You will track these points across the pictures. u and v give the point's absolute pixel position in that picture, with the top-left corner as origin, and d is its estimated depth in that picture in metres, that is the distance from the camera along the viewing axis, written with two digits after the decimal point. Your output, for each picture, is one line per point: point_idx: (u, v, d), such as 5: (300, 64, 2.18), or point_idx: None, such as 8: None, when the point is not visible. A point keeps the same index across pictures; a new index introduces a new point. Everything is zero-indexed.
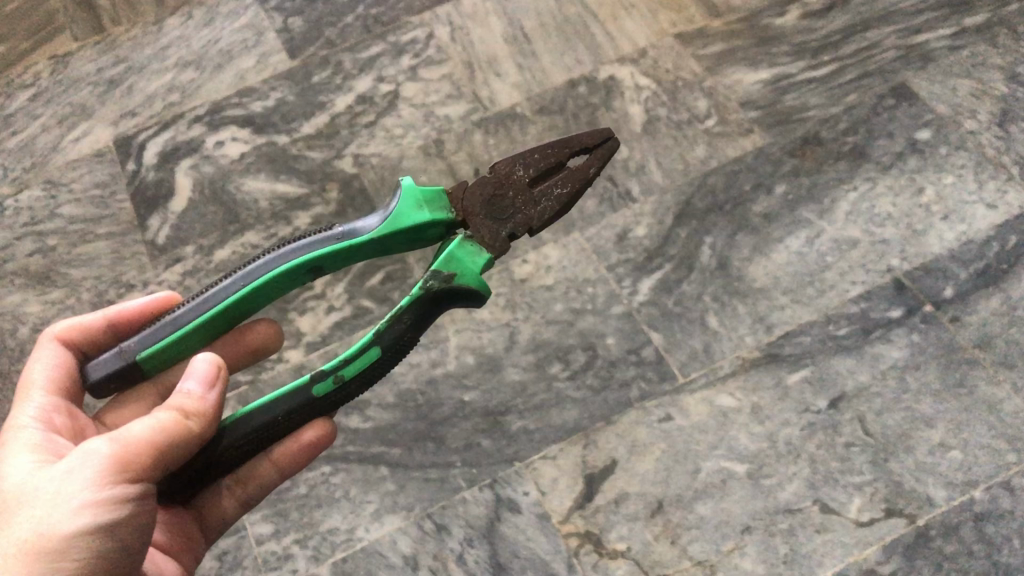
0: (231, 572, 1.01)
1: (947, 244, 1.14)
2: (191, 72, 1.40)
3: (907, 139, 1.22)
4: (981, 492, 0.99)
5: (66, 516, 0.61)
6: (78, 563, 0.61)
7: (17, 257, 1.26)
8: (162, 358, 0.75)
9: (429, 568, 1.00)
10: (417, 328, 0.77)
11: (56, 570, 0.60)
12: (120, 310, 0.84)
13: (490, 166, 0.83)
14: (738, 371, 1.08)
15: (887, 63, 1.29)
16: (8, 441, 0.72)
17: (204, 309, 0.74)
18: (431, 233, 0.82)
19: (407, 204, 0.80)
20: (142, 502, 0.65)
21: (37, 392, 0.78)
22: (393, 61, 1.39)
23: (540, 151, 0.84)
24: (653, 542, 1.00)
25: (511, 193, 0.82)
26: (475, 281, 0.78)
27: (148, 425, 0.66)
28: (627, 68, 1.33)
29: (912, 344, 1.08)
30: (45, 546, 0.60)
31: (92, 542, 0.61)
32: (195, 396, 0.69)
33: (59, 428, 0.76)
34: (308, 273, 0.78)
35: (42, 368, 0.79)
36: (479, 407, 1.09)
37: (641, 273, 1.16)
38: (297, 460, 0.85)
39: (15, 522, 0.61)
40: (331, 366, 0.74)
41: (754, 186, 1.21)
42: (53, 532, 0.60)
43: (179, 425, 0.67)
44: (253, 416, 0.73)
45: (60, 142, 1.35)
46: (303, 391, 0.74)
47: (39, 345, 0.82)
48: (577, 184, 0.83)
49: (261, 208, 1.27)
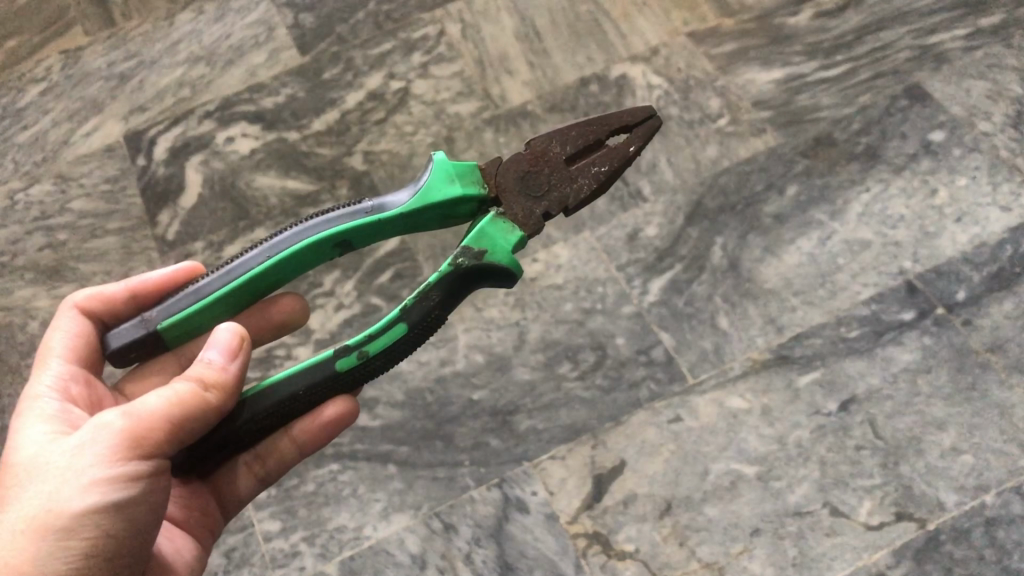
0: (238, 569, 1.01)
1: (960, 247, 1.13)
2: (202, 67, 1.40)
3: (920, 141, 1.22)
4: (993, 497, 0.98)
5: (74, 493, 0.61)
6: (87, 541, 0.61)
7: (28, 252, 1.27)
8: (185, 327, 0.75)
9: (437, 567, 1.00)
10: (445, 306, 0.76)
11: (64, 548, 0.60)
12: (141, 281, 0.83)
13: (527, 143, 0.82)
14: (748, 372, 1.08)
15: (901, 63, 1.28)
16: (26, 409, 0.72)
17: (229, 279, 0.74)
18: (463, 210, 0.81)
19: (438, 178, 0.79)
20: (156, 477, 0.64)
21: (55, 359, 0.78)
22: (404, 57, 1.38)
23: (580, 128, 0.83)
24: (661, 543, 0.99)
25: (546, 169, 0.81)
26: (505, 258, 0.77)
27: (164, 398, 0.64)
28: (639, 66, 1.32)
29: (924, 346, 1.07)
30: (53, 524, 0.60)
31: (101, 520, 0.61)
32: (217, 366, 0.68)
33: (74, 397, 0.76)
34: (336, 247, 0.77)
35: (61, 337, 0.79)
36: (488, 406, 1.08)
37: (651, 273, 1.15)
38: (317, 438, 0.83)
39: (25, 497, 0.61)
40: (357, 341, 0.74)
41: (766, 186, 1.21)
42: (61, 509, 0.60)
43: (197, 398, 0.65)
44: (275, 390, 0.73)
45: (71, 137, 1.36)
46: (326, 366, 0.73)
47: (60, 313, 0.81)
48: (616, 162, 0.81)
49: (271, 204, 1.27)
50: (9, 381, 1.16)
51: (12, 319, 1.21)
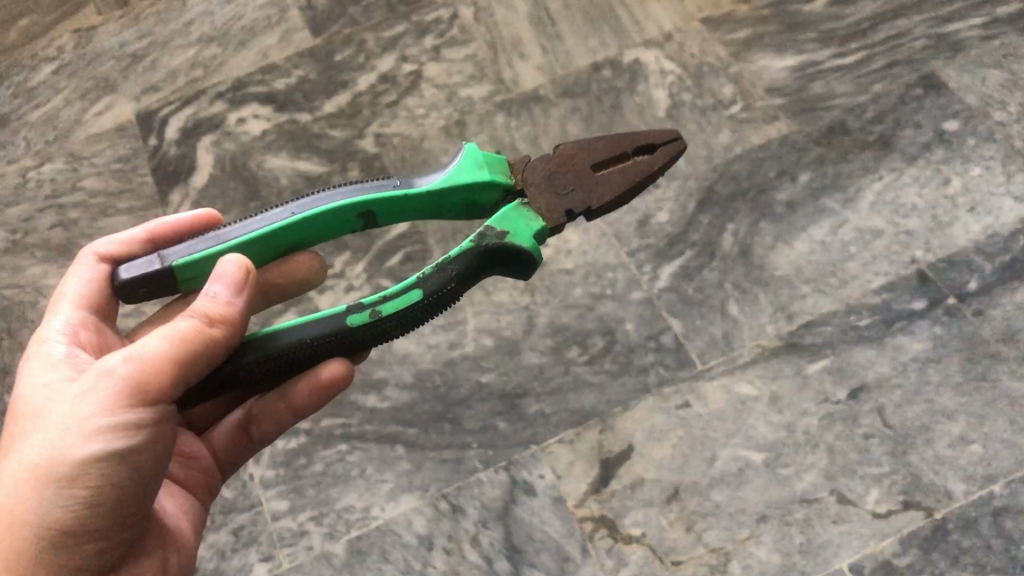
0: (247, 547, 1.01)
1: (973, 237, 1.12)
2: (214, 48, 1.40)
3: (934, 130, 1.21)
4: (1001, 487, 0.98)
5: (78, 441, 0.61)
6: (93, 488, 0.61)
7: (39, 230, 1.27)
8: (196, 271, 0.74)
9: (444, 549, 1.00)
10: (460, 281, 0.76)
11: (71, 495, 0.61)
12: (160, 225, 0.82)
13: (556, 145, 0.82)
14: (758, 359, 1.07)
15: (916, 52, 1.27)
16: (35, 353, 0.72)
17: (252, 230, 0.74)
18: (487, 198, 0.81)
19: (469, 163, 0.80)
20: (162, 420, 0.64)
21: (66, 305, 0.78)
22: (417, 40, 1.38)
23: (609, 139, 0.82)
24: (668, 528, 0.99)
25: (570, 174, 0.81)
26: (527, 243, 0.77)
27: (166, 337, 0.63)
28: (652, 52, 1.32)
29: (934, 336, 1.07)
30: (58, 471, 0.60)
31: (106, 466, 0.61)
32: (223, 304, 0.66)
33: (83, 343, 0.76)
34: (360, 218, 0.77)
35: (77, 284, 0.79)
36: (497, 389, 1.09)
37: (661, 260, 1.15)
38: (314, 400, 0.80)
39: (31, 442, 0.62)
40: (371, 301, 0.73)
41: (779, 173, 1.20)
42: (66, 457, 0.61)
43: (199, 338, 0.64)
44: (284, 335, 0.72)
45: (83, 116, 1.36)
46: (338, 320, 0.72)
47: (80, 259, 0.81)
48: (642, 177, 0.81)
49: (282, 185, 1.27)
50: (18, 357, 1.17)
51: (23, 297, 1.21)
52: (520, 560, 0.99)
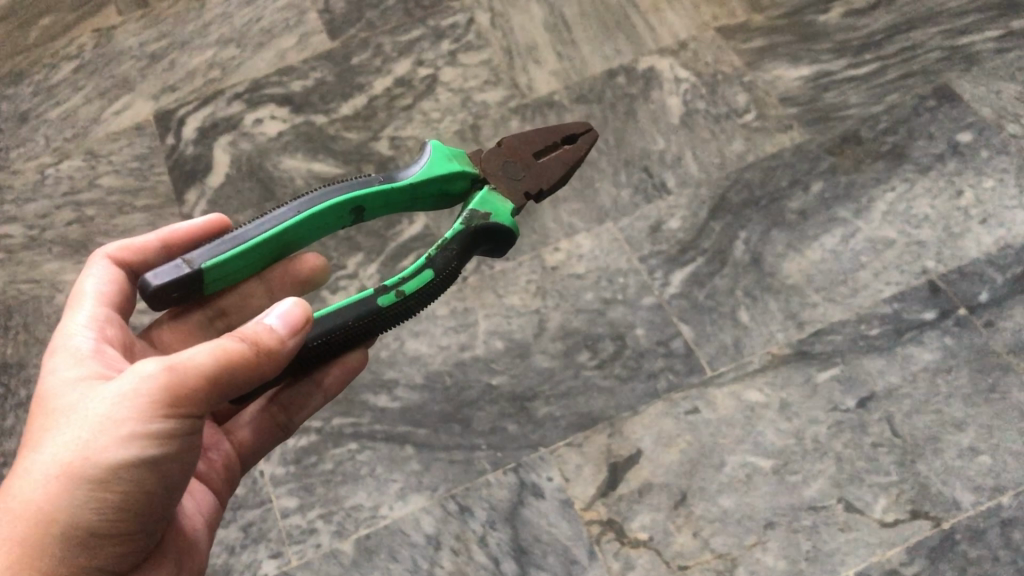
0: (255, 543, 1.02)
1: (984, 248, 1.12)
2: (232, 49, 1.41)
3: (947, 142, 1.21)
4: (1010, 498, 0.98)
5: (112, 446, 0.60)
6: (121, 494, 0.61)
7: (56, 226, 1.28)
8: (220, 273, 0.73)
9: (451, 549, 1.01)
10: (462, 257, 0.79)
11: (98, 499, 0.60)
12: (172, 232, 0.83)
13: (500, 140, 0.86)
14: (767, 366, 1.08)
15: (931, 63, 1.28)
16: (59, 347, 0.71)
17: (269, 228, 0.73)
18: (458, 187, 0.84)
19: (439, 155, 0.83)
20: (191, 428, 0.64)
21: (90, 302, 0.77)
22: (433, 45, 1.39)
23: (541, 130, 0.87)
24: (675, 532, 0.99)
25: (518, 164, 0.84)
26: (508, 221, 0.81)
27: (210, 351, 0.63)
28: (667, 60, 1.33)
29: (944, 347, 1.07)
30: (87, 473, 0.60)
31: (135, 474, 0.61)
32: (272, 329, 0.66)
33: (112, 339, 0.75)
34: (350, 213, 0.79)
35: (94, 283, 0.79)
36: (507, 391, 1.09)
37: (673, 266, 1.16)
38: (341, 380, 0.86)
39: (60, 439, 0.61)
40: (393, 281, 0.75)
41: (791, 182, 1.21)
42: (97, 461, 0.60)
43: (245, 358, 0.64)
44: (323, 320, 0.73)
45: (102, 115, 1.38)
46: (367, 303, 0.74)
47: (92, 262, 0.81)
48: (574, 160, 0.86)
49: (297, 186, 1.28)
50: (32, 351, 1.18)
51: (39, 292, 1.22)
52: (528, 561, 1.00)
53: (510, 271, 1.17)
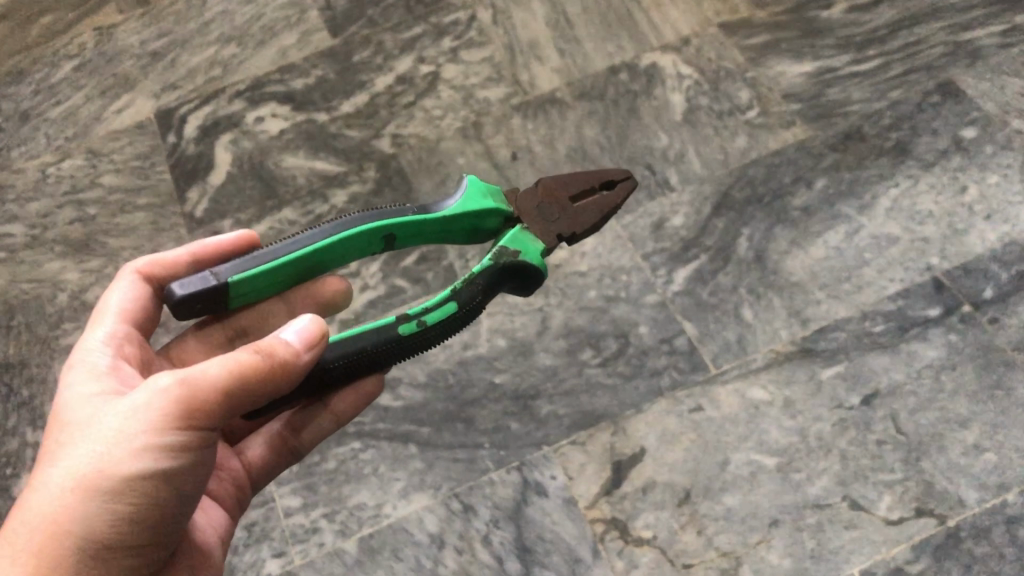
0: (259, 542, 1.02)
1: (989, 245, 1.12)
2: (233, 47, 1.41)
3: (951, 138, 1.21)
4: (1015, 496, 0.97)
5: (126, 457, 0.60)
6: (136, 506, 0.61)
7: (58, 225, 1.28)
8: (245, 288, 0.72)
9: (455, 548, 1.00)
10: (489, 292, 0.78)
11: (113, 511, 0.60)
12: (202, 247, 0.83)
13: (538, 179, 0.85)
14: (771, 364, 1.07)
15: (934, 59, 1.27)
16: (74, 365, 0.72)
17: (299, 247, 0.73)
18: (491, 224, 0.84)
19: (476, 191, 0.83)
20: (206, 441, 0.64)
21: (109, 318, 0.77)
22: (435, 42, 1.39)
23: (578, 174, 0.87)
24: (679, 531, 0.99)
25: (554, 204, 0.84)
26: (537, 260, 0.80)
27: (223, 364, 0.63)
28: (670, 56, 1.32)
29: (949, 343, 1.06)
30: (103, 486, 0.60)
31: (149, 487, 0.61)
32: (286, 343, 0.67)
33: (128, 357, 0.76)
34: (382, 241, 0.78)
35: (120, 297, 0.79)
36: (510, 390, 1.09)
37: (676, 263, 1.15)
38: (354, 403, 0.86)
39: (75, 453, 0.61)
40: (415, 311, 0.74)
41: (794, 179, 1.20)
42: (112, 473, 0.60)
43: (258, 371, 0.64)
44: (339, 345, 0.73)
45: (103, 113, 1.37)
46: (387, 330, 0.74)
47: (121, 276, 0.81)
48: (609, 206, 0.85)
49: (299, 184, 1.28)
50: (35, 350, 1.17)
51: (42, 291, 1.22)
52: (531, 561, 0.99)
53: None
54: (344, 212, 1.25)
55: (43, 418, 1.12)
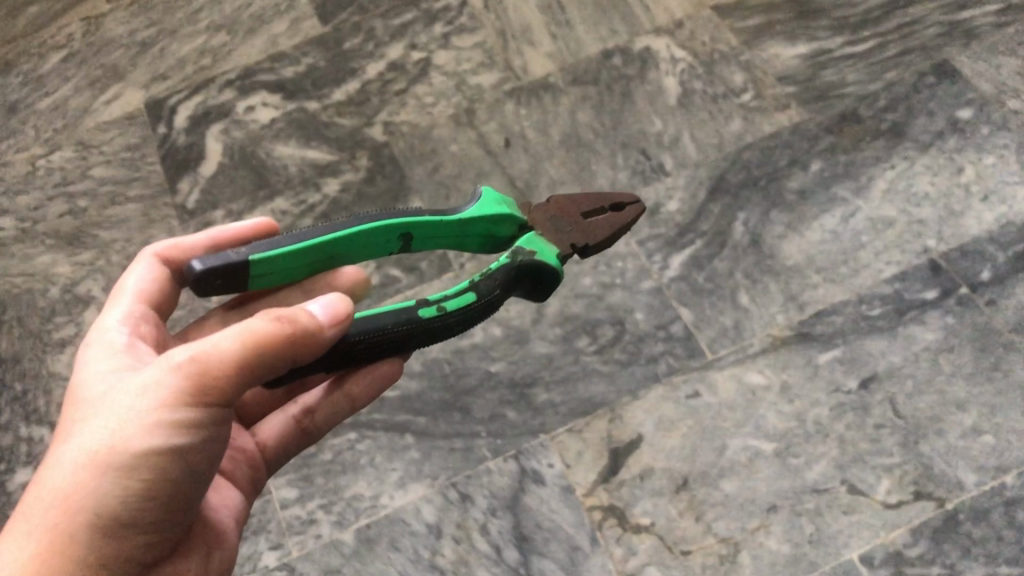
0: (256, 535, 1.01)
1: (986, 226, 1.11)
2: (223, 36, 1.40)
3: (947, 118, 1.20)
4: (1014, 478, 0.97)
5: (138, 433, 0.59)
6: (147, 481, 0.60)
7: (48, 218, 1.27)
8: (264, 270, 0.70)
9: (453, 537, 1.00)
10: (506, 287, 0.78)
11: (124, 487, 0.59)
12: (222, 232, 0.82)
13: (551, 196, 0.86)
14: (768, 348, 1.07)
15: (930, 39, 1.26)
16: (94, 339, 0.70)
17: (322, 233, 0.72)
18: (504, 233, 0.84)
19: (489, 200, 0.83)
20: (221, 415, 0.62)
21: (128, 298, 0.76)
22: (426, 28, 1.38)
23: (592, 193, 0.87)
24: (677, 517, 0.99)
25: (565, 220, 0.84)
26: (552, 262, 0.80)
27: (238, 337, 0.60)
28: (663, 39, 1.31)
29: (946, 326, 1.06)
30: (114, 461, 0.59)
31: (161, 461, 0.60)
32: (311, 315, 0.64)
33: (145, 335, 0.74)
34: (398, 241, 0.78)
35: (139, 279, 0.77)
36: (506, 378, 1.08)
37: (671, 249, 1.15)
38: (370, 390, 0.83)
39: (89, 427, 0.60)
40: (436, 297, 0.73)
41: (790, 162, 1.20)
42: (124, 448, 0.59)
43: (273, 345, 0.61)
44: (358, 324, 0.70)
45: (92, 105, 1.36)
46: (409, 312, 0.71)
47: (138, 260, 0.80)
48: (620, 225, 0.85)
49: (291, 174, 1.27)
50: (27, 345, 1.17)
51: (33, 285, 1.21)
52: (529, 549, 0.99)
53: None
54: (337, 201, 1.24)
55: (36, 412, 1.12)
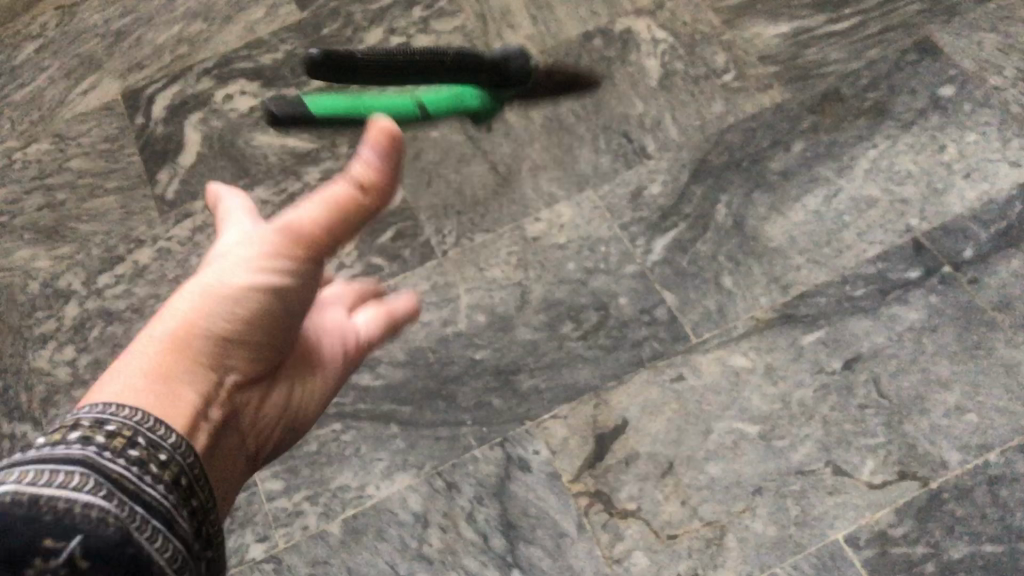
0: (242, 527, 1.01)
1: (968, 204, 1.11)
2: (200, 24, 1.38)
3: (929, 96, 1.20)
4: (997, 456, 0.97)
5: (241, 274, 0.62)
6: (249, 312, 0.63)
7: (26, 211, 1.26)
8: (329, 113, 0.78)
9: (440, 525, 1.00)
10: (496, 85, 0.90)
11: (232, 311, 0.62)
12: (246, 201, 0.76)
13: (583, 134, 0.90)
14: (752, 331, 1.07)
15: (911, 16, 1.26)
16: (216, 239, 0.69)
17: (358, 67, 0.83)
18: (501, 96, 0.92)
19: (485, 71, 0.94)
20: (318, 263, 0.65)
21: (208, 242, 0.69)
22: (404, 12, 1.36)
23: None
24: (663, 501, 0.99)
25: None
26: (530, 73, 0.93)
27: (319, 199, 0.60)
28: (644, 20, 1.30)
29: (929, 305, 1.06)
30: (225, 291, 0.62)
31: (259, 297, 0.62)
32: (353, 189, 0.59)
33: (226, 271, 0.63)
34: (410, 76, 0.85)
35: (233, 200, 0.75)
36: (491, 365, 1.08)
37: (654, 232, 1.14)
38: (388, 322, 0.80)
39: (212, 266, 0.64)
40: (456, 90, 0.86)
41: (772, 143, 1.19)
42: (234, 283, 0.62)
43: (355, 202, 0.59)
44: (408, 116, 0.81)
45: (68, 95, 1.35)
46: (439, 105, 0.83)
47: (223, 206, 0.75)
48: None
49: (271, 163, 1.26)
50: (8, 341, 1.16)
51: (13, 280, 1.20)
52: (516, 536, 0.99)
53: (490, 243, 1.16)
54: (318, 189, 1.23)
55: (19, 408, 1.11)
